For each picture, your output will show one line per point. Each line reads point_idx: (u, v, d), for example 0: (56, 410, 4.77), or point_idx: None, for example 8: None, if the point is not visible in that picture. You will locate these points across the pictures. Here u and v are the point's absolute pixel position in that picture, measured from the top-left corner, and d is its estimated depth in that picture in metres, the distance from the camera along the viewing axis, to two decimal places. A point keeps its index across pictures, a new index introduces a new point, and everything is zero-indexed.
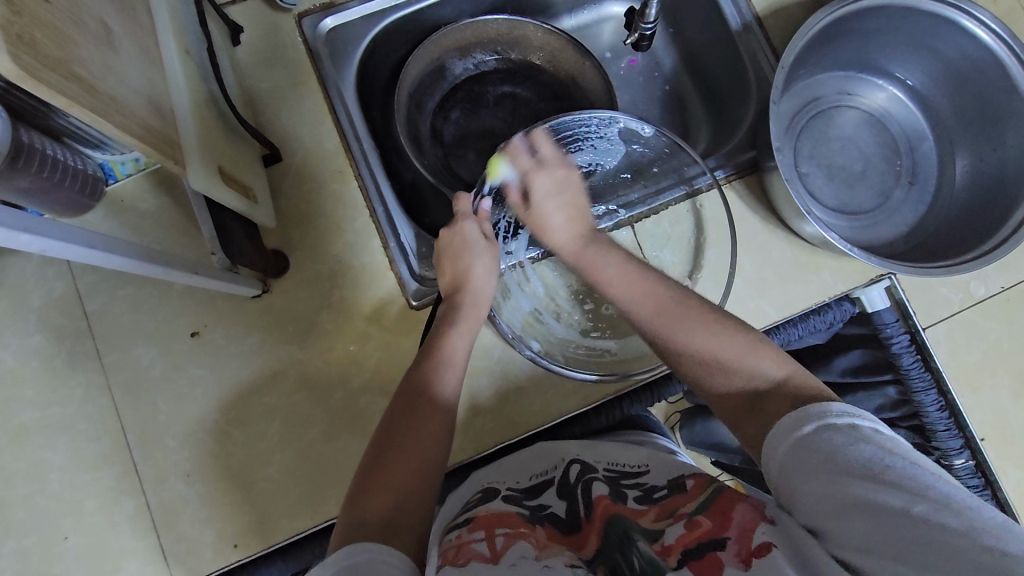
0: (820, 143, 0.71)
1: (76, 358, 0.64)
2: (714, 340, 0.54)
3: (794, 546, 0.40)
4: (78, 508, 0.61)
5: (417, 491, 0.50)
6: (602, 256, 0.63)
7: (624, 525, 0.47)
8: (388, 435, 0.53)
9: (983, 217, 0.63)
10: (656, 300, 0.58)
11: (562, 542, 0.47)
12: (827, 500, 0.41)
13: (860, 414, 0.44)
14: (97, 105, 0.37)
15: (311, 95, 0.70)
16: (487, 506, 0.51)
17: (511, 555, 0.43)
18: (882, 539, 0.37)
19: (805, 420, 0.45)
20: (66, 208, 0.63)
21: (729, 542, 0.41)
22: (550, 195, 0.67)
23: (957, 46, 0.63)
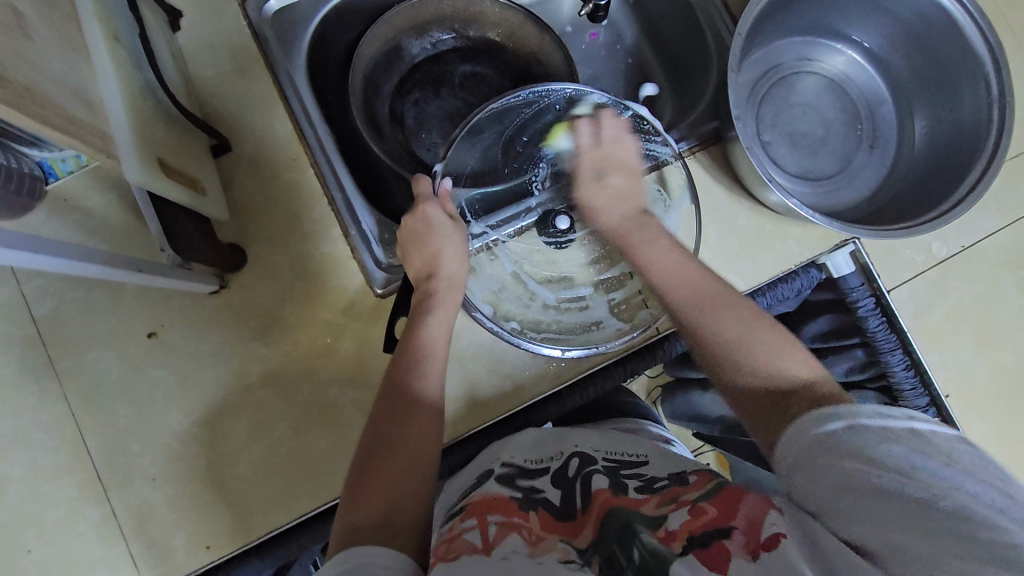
0: (782, 111, 0.70)
1: (26, 365, 0.61)
2: (780, 345, 0.53)
3: (807, 544, 0.38)
4: (39, 520, 0.59)
5: (409, 485, 0.47)
6: (648, 237, 0.62)
7: (624, 516, 0.44)
8: (377, 438, 0.50)
9: (941, 177, 0.63)
10: (704, 287, 0.58)
11: (557, 530, 0.45)
12: (834, 484, 0.41)
13: (898, 414, 0.43)
14: (8, 95, 0.35)
15: (260, 81, 0.67)
16: (483, 490, 0.49)
17: (502, 548, 0.41)
18: (872, 517, 0.38)
19: (827, 418, 0.45)
20: (3, 210, 0.60)
21: (737, 533, 0.39)
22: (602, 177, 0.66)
23: (913, 6, 0.63)
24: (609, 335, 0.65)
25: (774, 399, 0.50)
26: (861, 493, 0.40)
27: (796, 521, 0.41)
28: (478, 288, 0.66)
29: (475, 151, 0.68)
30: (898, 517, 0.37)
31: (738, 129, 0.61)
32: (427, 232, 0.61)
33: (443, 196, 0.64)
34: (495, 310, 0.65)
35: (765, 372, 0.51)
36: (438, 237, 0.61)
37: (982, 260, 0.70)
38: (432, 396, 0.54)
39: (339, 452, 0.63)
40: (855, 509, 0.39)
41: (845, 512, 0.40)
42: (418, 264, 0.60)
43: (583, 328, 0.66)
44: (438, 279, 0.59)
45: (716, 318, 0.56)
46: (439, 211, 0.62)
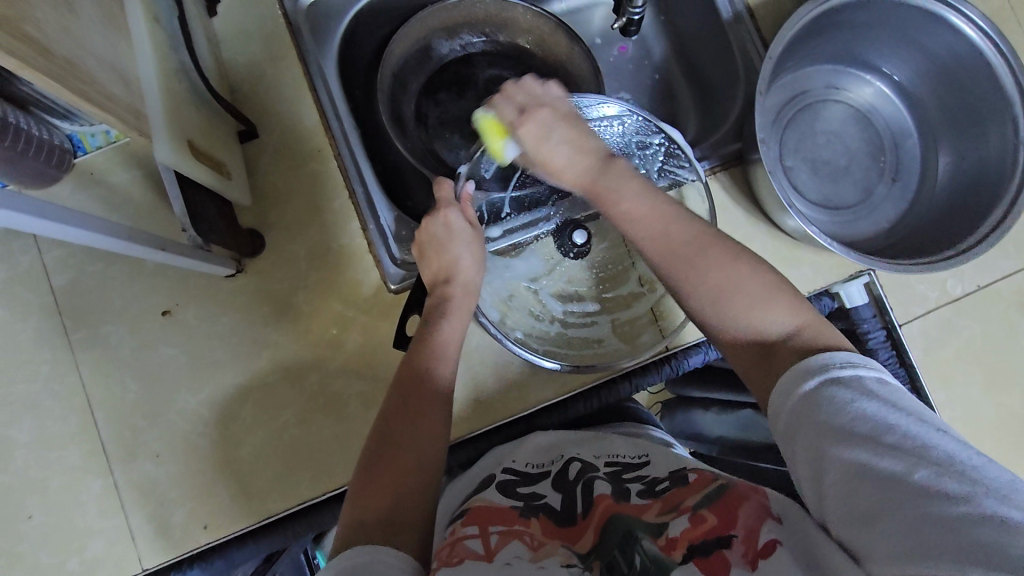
0: (806, 137, 0.70)
1: (41, 333, 0.62)
2: (721, 293, 0.51)
3: (801, 543, 0.39)
4: (43, 487, 0.60)
5: (422, 485, 0.48)
6: (616, 182, 0.56)
7: (626, 522, 0.46)
8: (384, 439, 0.50)
9: (963, 215, 0.63)
10: (677, 232, 0.54)
11: (557, 536, 0.47)
12: (816, 462, 0.41)
13: (866, 364, 0.43)
14: (51, 70, 0.36)
15: (290, 70, 0.68)
16: (481, 500, 0.51)
17: (505, 554, 0.44)
18: (854, 501, 0.37)
19: (807, 375, 0.43)
20: (32, 179, 0.61)
21: (736, 542, 0.40)
22: (548, 135, 0.57)
23: (946, 43, 0.63)
24: (611, 352, 0.66)
25: (764, 355, 0.48)
26: (858, 480, 0.38)
27: (794, 528, 0.40)
28: (489, 295, 0.67)
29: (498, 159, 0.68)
30: (876, 494, 0.37)
31: (762, 152, 0.61)
32: (444, 238, 0.61)
33: (462, 199, 0.64)
34: (503, 319, 0.66)
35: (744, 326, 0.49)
36: (458, 245, 0.61)
37: (997, 301, 0.70)
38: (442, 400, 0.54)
39: (341, 443, 0.63)
40: (847, 502, 0.38)
41: (830, 494, 0.39)
42: (434, 268, 0.60)
43: (587, 343, 0.67)
44: (453, 286, 0.60)
45: (693, 281, 0.52)
46: (457, 216, 0.62)
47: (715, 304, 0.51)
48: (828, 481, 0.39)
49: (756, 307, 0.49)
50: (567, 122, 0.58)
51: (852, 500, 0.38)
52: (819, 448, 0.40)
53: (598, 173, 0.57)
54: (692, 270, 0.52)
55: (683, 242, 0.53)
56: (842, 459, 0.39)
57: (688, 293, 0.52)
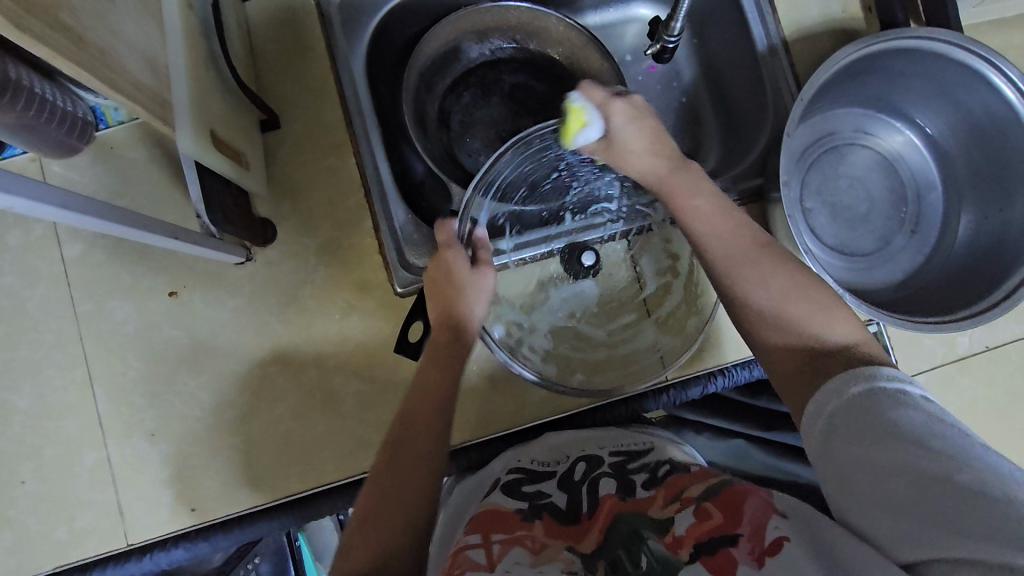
0: (828, 180, 0.70)
1: (48, 302, 0.63)
2: (784, 295, 0.52)
3: (812, 540, 0.39)
4: (37, 454, 0.61)
5: (402, 540, 0.46)
6: (690, 183, 0.58)
7: (631, 521, 0.48)
8: (373, 494, 0.50)
9: (980, 280, 0.62)
10: (735, 239, 0.55)
11: (561, 536, 0.49)
12: (855, 466, 0.41)
13: (913, 382, 0.43)
14: (83, 59, 0.36)
15: (318, 63, 0.68)
16: (488, 503, 0.53)
17: (505, 563, 0.44)
18: (897, 506, 0.37)
19: (850, 384, 0.44)
20: (53, 148, 0.62)
21: (742, 540, 0.41)
22: (630, 123, 0.60)
23: (982, 101, 0.61)
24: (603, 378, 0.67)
25: (807, 361, 0.48)
26: (900, 487, 0.37)
27: (801, 523, 0.41)
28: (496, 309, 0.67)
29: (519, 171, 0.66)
30: (916, 500, 0.36)
31: (786, 196, 0.59)
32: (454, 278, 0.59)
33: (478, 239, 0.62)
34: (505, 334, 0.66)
35: (796, 330, 0.50)
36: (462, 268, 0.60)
37: (1003, 363, 0.69)
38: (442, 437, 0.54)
39: (334, 439, 0.63)
40: (887, 509, 0.38)
41: (862, 499, 0.39)
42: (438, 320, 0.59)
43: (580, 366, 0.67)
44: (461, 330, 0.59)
45: (750, 289, 0.53)
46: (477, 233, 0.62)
47: (775, 313, 0.51)
48: (862, 483, 0.40)
49: (825, 323, 0.50)
50: (650, 117, 0.61)
51: (887, 503, 0.38)
52: (856, 451, 0.41)
53: (675, 168, 0.60)
54: (750, 276, 0.53)
55: (739, 251, 0.54)
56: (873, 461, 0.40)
57: (743, 302, 0.53)
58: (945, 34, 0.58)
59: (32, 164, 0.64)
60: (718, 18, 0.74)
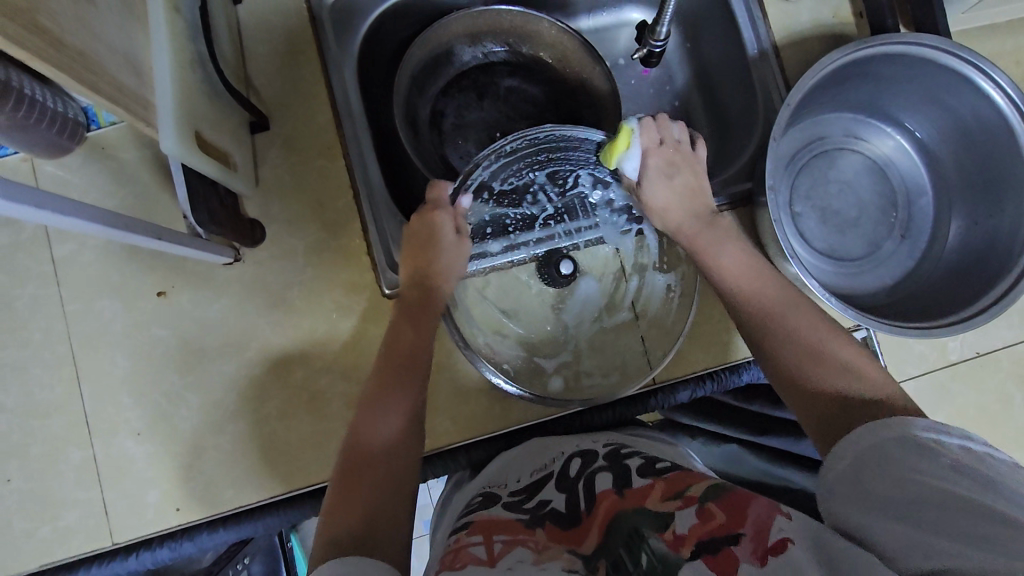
0: (818, 184, 0.70)
1: (37, 301, 0.63)
2: (822, 332, 0.54)
3: (816, 551, 0.39)
4: (24, 453, 0.61)
5: (392, 496, 0.48)
6: (716, 242, 0.63)
7: (630, 519, 0.46)
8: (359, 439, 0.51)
9: (968, 286, 0.62)
10: (761, 287, 0.58)
11: (562, 539, 0.48)
12: (888, 505, 0.41)
13: (950, 431, 0.43)
14: (61, 61, 0.36)
15: (308, 65, 0.68)
16: (486, 512, 0.52)
17: (507, 560, 0.44)
18: (933, 550, 0.37)
19: (888, 428, 0.44)
20: (44, 148, 0.62)
21: (745, 539, 0.40)
22: (659, 176, 0.65)
23: (971, 106, 0.61)
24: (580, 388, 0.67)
25: (839, 408, 0.48)
26: (937, 532, 0.38)
27: (802, 526, 0.41)
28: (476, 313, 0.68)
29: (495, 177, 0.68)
30: (952, 547, 0.36)
31: (770, 199, 0.60)
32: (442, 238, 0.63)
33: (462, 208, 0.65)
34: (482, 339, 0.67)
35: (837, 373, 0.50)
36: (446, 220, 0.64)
37: (993, 369, 0.69)
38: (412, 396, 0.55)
39: (320, 440, 0.64)
40: (919, 550, 0.38)
41: (892, 536, 0.39)
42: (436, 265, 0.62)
43: (565, 366, 0.69)
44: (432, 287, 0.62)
45: (777, 330, 0.55)
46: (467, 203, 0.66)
47: (799, 360, 0.52)
48: (872, 505, 0.41)
49: (839, 367, 0.51)
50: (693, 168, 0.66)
51: (893, 526, 0.40)
52: (869, 478, 0.42)
53: (704, 227, 0.64)
54: (776, 322, 0.55)
55: (775, 300, 0.57)
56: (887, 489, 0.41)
57: (764, 323, 0.56)
58: (933, 39, 0.58)
59: (23, 165, 0.65)
60: (710, 23, 0.74)
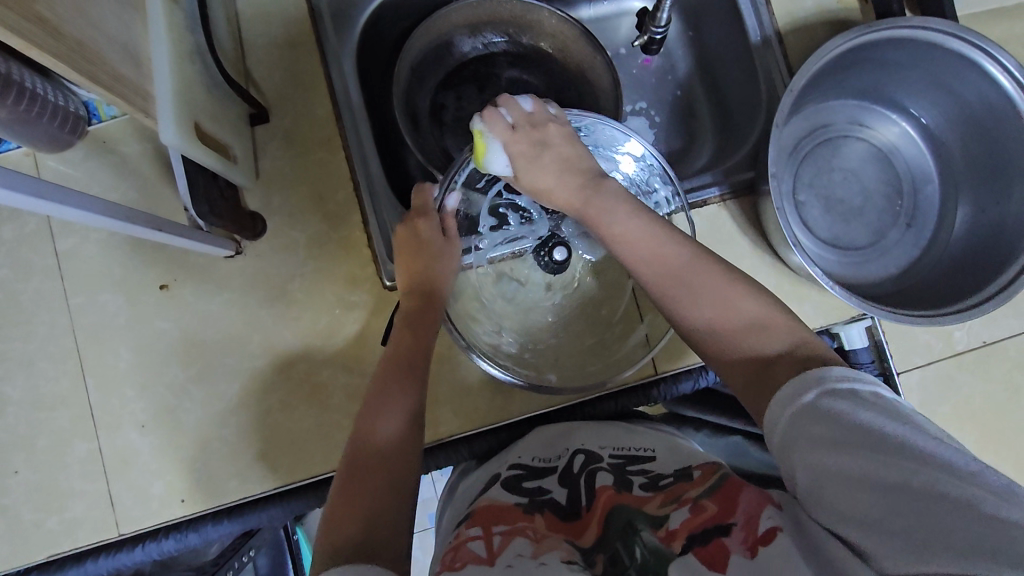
0: (821, 172, 0.69)
1: (41, 295, 0.64)
2: (726, 301, 0.51)
3: (805, 538, 0.39)
4: (30, 445, 0.62)
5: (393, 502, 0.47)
6: (609, 205, 0.56)
7: (627, 514, 0.47)
8: (362, 433, 0.51)
9: (974, 274, 0.61)
10: (665, 260, 0.53)
11: (561, 530, 0.49)
12: (824, 472, 0.40)
13: (866, 380, 0.43)
14: (60, 51, 0.36)
15: (307, 57, 0.68)
16: (487, 499, 0.53)
17: (506, 555, 0.44)
18: (880, 516, 0.36)
19: (805, 389, 0.43)
20: (46, 143, 0.62)
21: (735, 530, 0.41)
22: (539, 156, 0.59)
23: (977, 90, 0.60)
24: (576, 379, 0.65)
25: (758, 372, 0.48)
26: (881, 498, 0.37)
27: (794, 514, 0.42)
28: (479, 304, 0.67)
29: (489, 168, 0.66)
30: (898, 511, 0.36)
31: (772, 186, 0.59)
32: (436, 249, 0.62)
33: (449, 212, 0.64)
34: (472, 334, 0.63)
35: (745, 342, 0.49)
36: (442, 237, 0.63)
37: (1001, 358, 0.68)
38: (408, 397, 0.54)
39: (322, 432, 0.64)
40: (870, 521, 0.37)
41: (836, 509, 0.39)
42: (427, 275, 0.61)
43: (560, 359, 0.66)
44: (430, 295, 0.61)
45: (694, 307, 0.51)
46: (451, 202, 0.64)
47: (712, 334, 0.51)
48: (829, 486, 0.39)
49: (762, 338, 0.49)
50: (562, 142, 0.59)
51: (859, 507, 0.37)
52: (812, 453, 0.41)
53: (590, 195, 0.58)
54: (687, 300, 0.52)
55: (679, 266, 0.53)
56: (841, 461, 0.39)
57: (689, 312, 0.52)
58: (939, 23, 0.57)
59: (26, 159, 0.65)
60: (713, 10, 0.73)
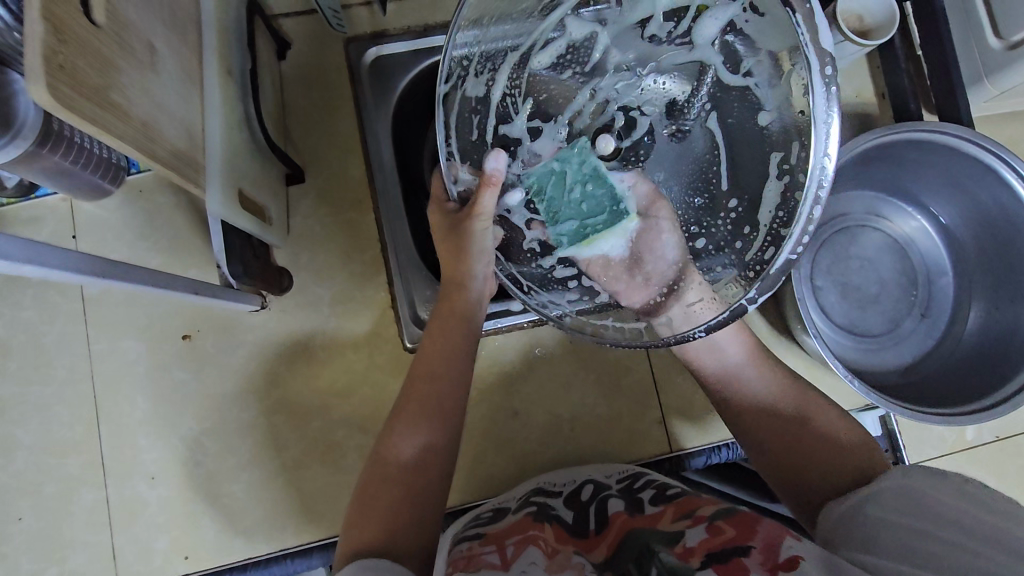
0: (839, 259, 0.70)
1: (64, 339, 0.64)
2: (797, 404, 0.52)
3: (827, 562, 0.38)
4: (37, 492, 0.61)
5: (410, 520, 0.45)
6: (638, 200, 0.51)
7: (642, 538, 0.45)
8: (387, 443, 0.49)
9: (988, 372, 0.62)
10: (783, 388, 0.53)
11: (571, 544, 0.48)
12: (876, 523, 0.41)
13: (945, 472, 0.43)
14: (127, 133, 0.37)
15: (345, 120, 0.70)
16: (496, 525, 0.51)
17: (521, 562, 0.43)
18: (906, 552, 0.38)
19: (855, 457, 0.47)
20: (84, 191, 0.63)
21: (754, 551, 0.39)
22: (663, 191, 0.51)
23: (995, 195, 0.62)
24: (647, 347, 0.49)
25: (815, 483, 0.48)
26: (906, 539, 0.39)
27: (815, 548, 0.40)
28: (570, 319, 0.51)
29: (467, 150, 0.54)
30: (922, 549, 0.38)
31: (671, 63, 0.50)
32: (473, 239, 0.53)
33: (489, 176, 0.51)
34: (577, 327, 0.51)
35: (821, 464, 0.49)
36: (491, 198, 0.51)
37: (1015, 454, 0.68)
38: (448, 410, 0.51)
39: (332, 493, 0.63)
40: (895, 555, 0.39)
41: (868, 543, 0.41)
42: (471, 278, 0.55)
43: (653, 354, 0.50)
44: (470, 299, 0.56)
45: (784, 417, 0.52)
46: (494, 162, 0.51)
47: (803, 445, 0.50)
48: (871, 535, 0.41)
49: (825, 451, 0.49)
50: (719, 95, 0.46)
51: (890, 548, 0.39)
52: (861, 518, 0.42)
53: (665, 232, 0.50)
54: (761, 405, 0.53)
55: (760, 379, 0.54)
56: (887, 517, 0.41)
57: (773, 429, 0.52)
58: (957, 128, 0.59)
59: (62, 204, 0.66)
60: None
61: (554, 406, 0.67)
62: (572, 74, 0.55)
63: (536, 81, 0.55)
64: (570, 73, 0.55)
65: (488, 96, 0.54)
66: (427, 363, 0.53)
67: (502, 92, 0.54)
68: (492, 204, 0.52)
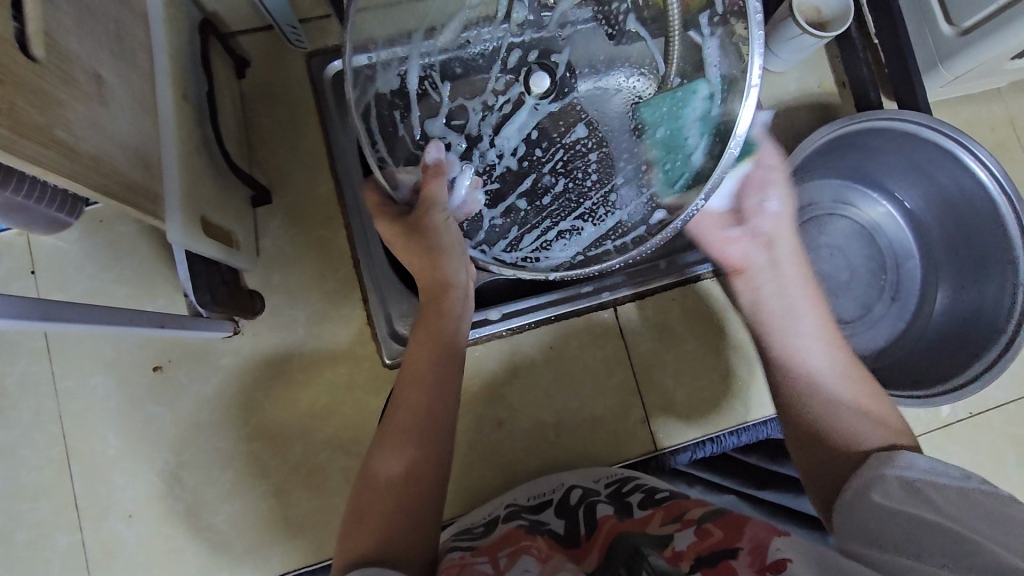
0: (809, 249, 0.72)
1: (28, 380, 0.61)
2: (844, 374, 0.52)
3: (811, 560, 0.38)
4: (8, 540, 0.59)
5: (406, 530, 0.44)
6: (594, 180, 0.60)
7: (632, 541, 0.45)
8: (375, 452, 0.48)
9: (960, 353, 0.63)
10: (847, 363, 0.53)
11: (562, 552, 0.48)
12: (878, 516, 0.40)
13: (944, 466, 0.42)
14: (76, 171, 0.36)
15: (311, 136, 0.69)
16: (487, 537, 0.51)
17: (515, 570, 0.43)
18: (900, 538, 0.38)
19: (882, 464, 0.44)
20: (43, 226, 0.60)
21: (742, 553, 0.39)
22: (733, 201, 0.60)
23: (956, 178, 0.63)
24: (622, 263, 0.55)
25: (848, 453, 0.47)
26: (904, 528, 0.38)
27: (801, 547, 0.40)
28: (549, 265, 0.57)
29: (410, 138, 0.59)
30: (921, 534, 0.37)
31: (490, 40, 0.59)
32: (438, 234, 0.52)
33: (433, 167, 0.54)
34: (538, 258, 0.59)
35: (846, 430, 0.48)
36: (438, 186, 0.53)
37: (987, 429, 0.70)
38: (437, 414, 0.49)
39: (317, 518, 0.62)
40: (889, 542, 0.38)
41: (864, 533, 0.40)
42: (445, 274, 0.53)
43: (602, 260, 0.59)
44: (437, 294, 0.53)
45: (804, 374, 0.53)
46: (434, 153, 0.55)
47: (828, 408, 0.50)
48: (868, 525, 0.40)
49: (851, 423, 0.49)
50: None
51: (886, 537, 0.39)
52: (866, 511, 0.41)
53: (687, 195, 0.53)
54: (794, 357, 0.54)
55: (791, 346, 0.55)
56: (883, 506, 0.41)
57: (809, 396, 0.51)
58: (913, 115, 0.60)
59: (18, 240, 0.64)
60: None
61: (538, 413, 0.67)
62: (480, 58, 0.60)
63: (447, 66, 0.59)
64: (479, 54, 0.60)
65: (404, 88, 0.57)
66: (409, 372, 0.51)
67: (419, 78, 0.58)
68: (442, 191, 0.53)
